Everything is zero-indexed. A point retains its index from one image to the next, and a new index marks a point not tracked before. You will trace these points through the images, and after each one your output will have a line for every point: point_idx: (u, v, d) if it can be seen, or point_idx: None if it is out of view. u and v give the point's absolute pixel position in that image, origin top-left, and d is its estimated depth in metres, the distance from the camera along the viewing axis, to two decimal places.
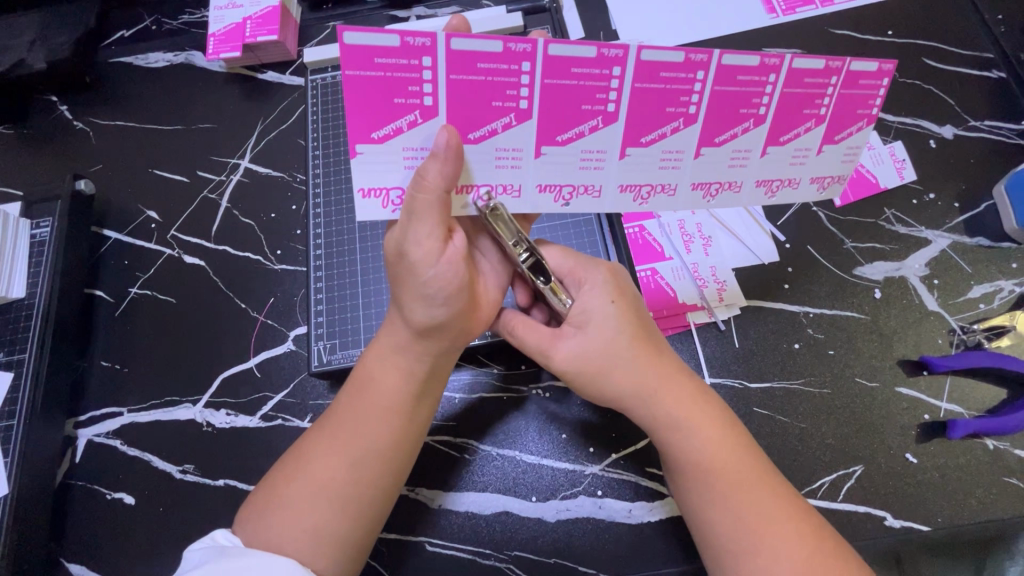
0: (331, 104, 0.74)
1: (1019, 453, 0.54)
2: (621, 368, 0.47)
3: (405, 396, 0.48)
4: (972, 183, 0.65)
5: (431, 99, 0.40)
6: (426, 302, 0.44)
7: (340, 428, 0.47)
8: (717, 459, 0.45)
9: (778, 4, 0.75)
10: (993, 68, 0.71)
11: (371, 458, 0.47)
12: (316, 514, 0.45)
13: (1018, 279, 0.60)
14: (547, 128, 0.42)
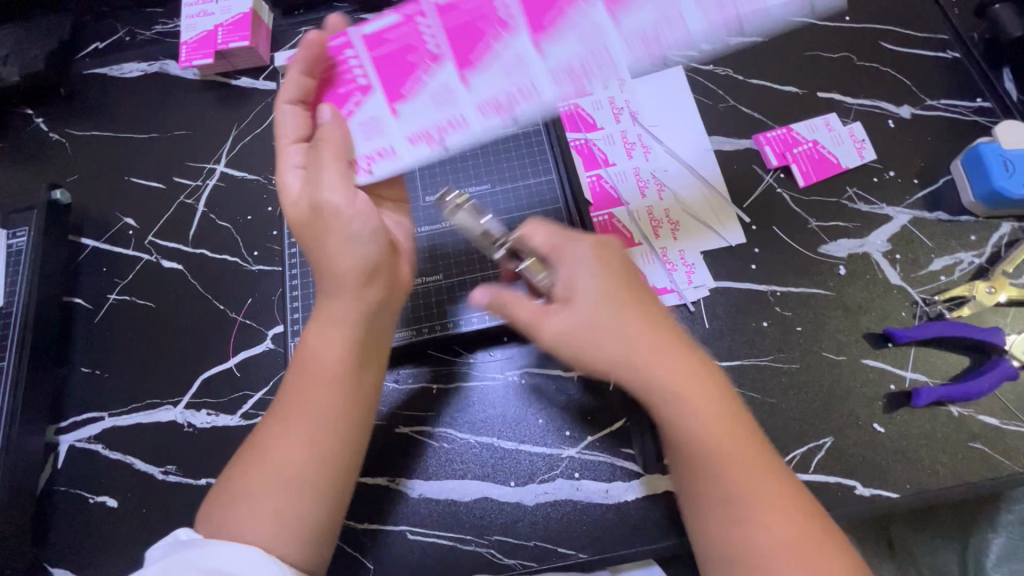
0: None
1: (984, 419, 0.56)
2: (600, 331, 0.46)
3: (346, 369, 0.49)
4: (931, 161, 0.66)
5: (436, 49, 0.48)
6: (350, 257, 0.47)
7: (292, 410, 0.48)
8: (699, 421, 0.45)
9: None
10: (948, 49, 0.72)
11: (320, 437, 0.47)
12: (276, 500, 0.46)
13: (977, 251, 0.62)
14: (393, 90, 0.49)
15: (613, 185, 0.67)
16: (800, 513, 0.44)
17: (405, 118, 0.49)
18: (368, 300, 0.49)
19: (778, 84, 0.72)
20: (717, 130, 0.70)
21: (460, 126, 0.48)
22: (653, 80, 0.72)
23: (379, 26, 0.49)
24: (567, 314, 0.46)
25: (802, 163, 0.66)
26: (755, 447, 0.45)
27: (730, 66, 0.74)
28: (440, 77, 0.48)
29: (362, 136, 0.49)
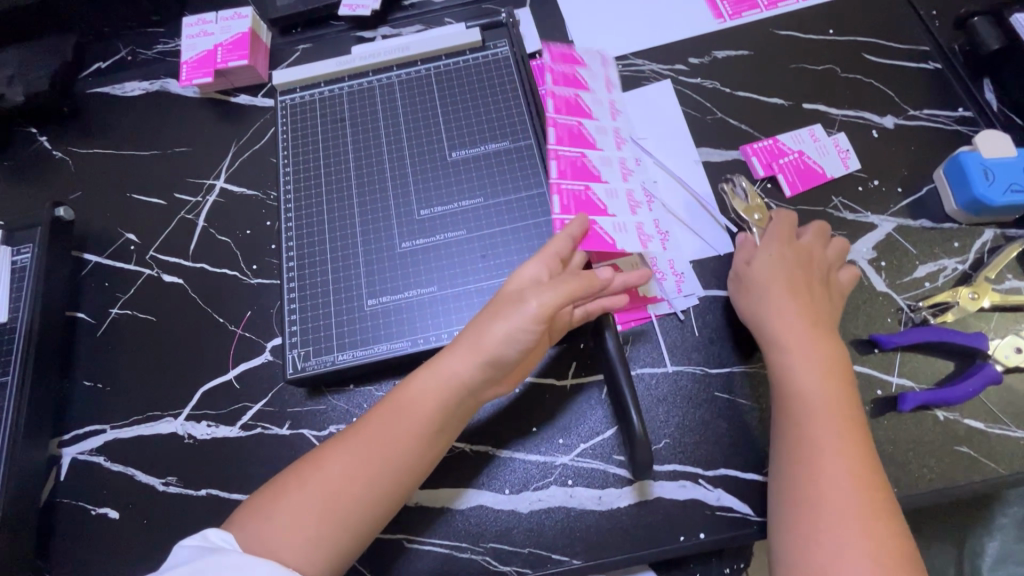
0: (303, 122, 0.73)
1: (969, 423, 0.57)
2: (788, 320, 0.55)
3: (434, 419, 0.52)
4: (914, 170, 0.68)
5: (582, 186, 0.61)
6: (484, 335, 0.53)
7: (367, 445, 0.51)
8: (811, 407, 0.51)
9: (725, 9, 0.79)
10: (930, 60, 0.74)
11: (386, 481, 0.51)
12: (323, 523, 0.48)
13: (960, 257, 0.63)
14: (578, 173, 0.62)
15: None
16: (889, 523, 0.46)
17: (620, 209, 0.61)
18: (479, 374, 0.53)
19: (764, 96, 0.74)
20: (705, 142, 0.72)
21: (645, 234, 0.61)
22: (640, 96, 0.75)
23: (552, 115, 0.64)
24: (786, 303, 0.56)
25: (788, 173, 0.68)
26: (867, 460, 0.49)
27: (717, 80, 0.75)
28: (604, 162, 0.64)
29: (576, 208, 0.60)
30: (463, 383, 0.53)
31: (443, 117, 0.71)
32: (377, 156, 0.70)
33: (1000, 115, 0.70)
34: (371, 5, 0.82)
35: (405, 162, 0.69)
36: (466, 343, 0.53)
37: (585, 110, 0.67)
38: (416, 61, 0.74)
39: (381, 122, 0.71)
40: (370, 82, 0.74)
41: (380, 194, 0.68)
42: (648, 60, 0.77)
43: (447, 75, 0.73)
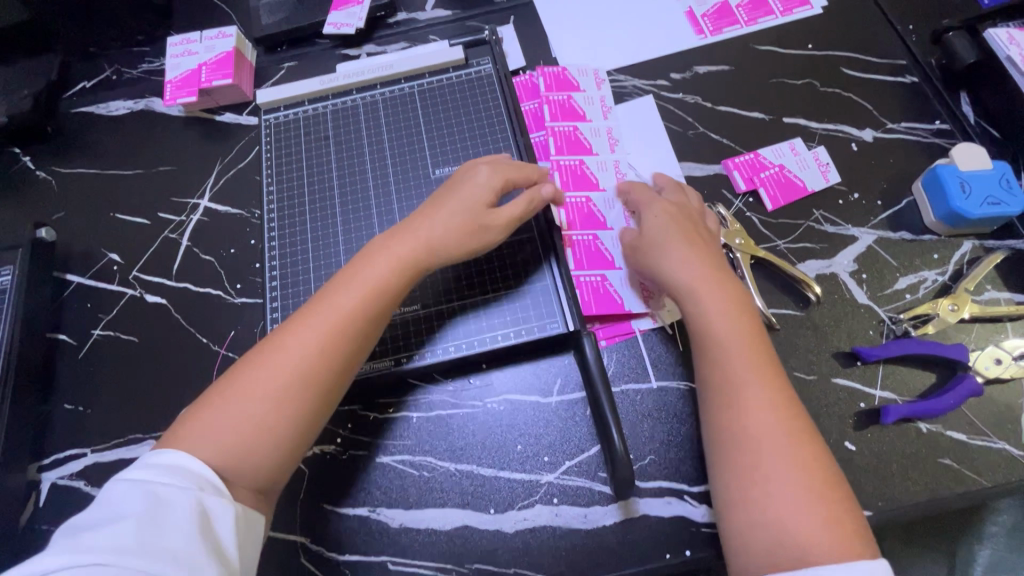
0: (286, 141, 0.73)
1: (952, 434, 0.57)
2: (689, 263, 0.57)
3: (378, 309, 0.53)
4: (894, 182, 0.69)
5: (592, 240, 0.67)
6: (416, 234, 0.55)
7: (295, 344, 0.49)
8: (721, 346, 0.52)
9: (705, 25, 0.80)
10: (907, 73, 0.75)
11: (328, 373, 0.49)
12: (256, 414, 0.47)
13: (940, 268, 0.64)
14: (584, 222, 0.68)
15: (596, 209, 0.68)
16: (812, 442, 0.47)
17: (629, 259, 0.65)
18: (409, 262, 0.54)
19: (745, 111, 0.75)
20: (687, 157, 0.72)
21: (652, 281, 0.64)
22: (623, 111, 0.75)
23: (556, 157, 0.71)
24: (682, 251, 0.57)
25: (769, 187, 0.69)
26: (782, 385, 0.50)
27: (698, 94, 0.76)
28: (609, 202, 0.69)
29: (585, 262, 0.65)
30: (398, 270, 0.54)
31: (427, 134, 0.71)
32: (360, 174, 0.70)
33: (976, 127, 0.71)
34: (355, 23, 0.83)
35: (389, 180, 0.69)
36: (417, 231, 0.56)
37: (586, 146, 0.72)
38: (399, 79, 0.75)
39: (364, 139, 0.71)
40: (354, 100, 0.74)
41: (364, 211, 0.68)
42: (631, 75, 0.78)
43: (430, 93, 0.73)
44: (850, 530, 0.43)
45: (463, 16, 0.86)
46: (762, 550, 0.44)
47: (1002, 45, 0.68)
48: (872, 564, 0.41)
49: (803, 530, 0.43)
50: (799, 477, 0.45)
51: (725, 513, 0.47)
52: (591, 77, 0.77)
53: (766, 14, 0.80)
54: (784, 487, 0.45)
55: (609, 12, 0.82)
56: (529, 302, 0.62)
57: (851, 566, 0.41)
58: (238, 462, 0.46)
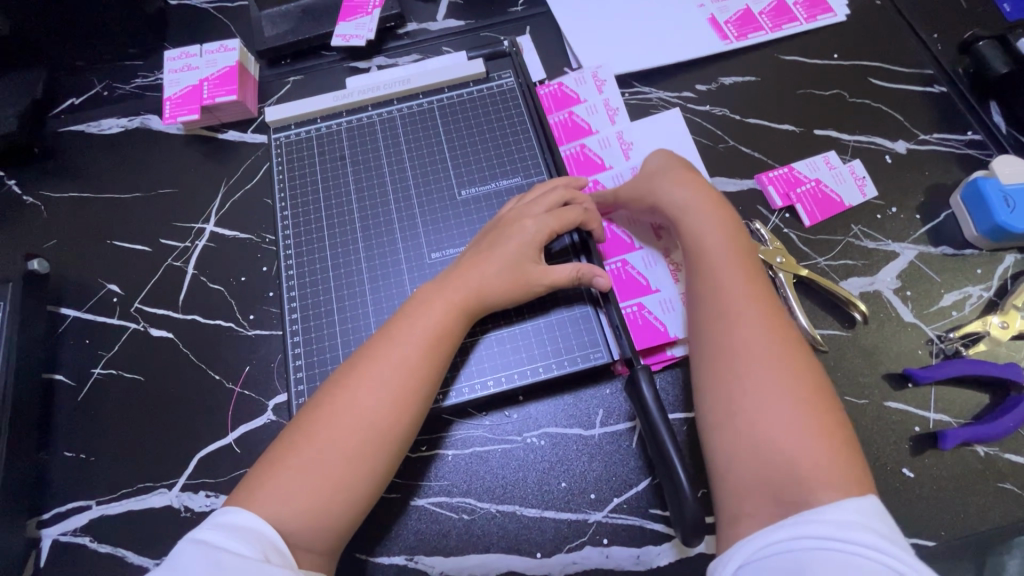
0: (299, 161, 0.69)
1: (1010, 457, 0.55)
2: (684, 191, 0.58)
3: (435, 352, 0.51)
4: (931, 195, 0.67)
5: (622, 267, 0.64)
6: (472, 276, 0.54)
7: (360, 394, 0.48)
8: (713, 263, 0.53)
9: (731, 31, 0.77)
10: (934, 83, 0.74)
11: (400, 424, 0.48)
12: (322, 470, 0.46)
13: (984, 284, 0.62)
14: (611, 249, 0.65)
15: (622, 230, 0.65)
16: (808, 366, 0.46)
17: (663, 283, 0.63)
18: (471, 304, 0.54)
19: (775, 123, 0.73)
20: (719, 172, 0.70)
21: None
22: (652, 124, 0.73)
23: None
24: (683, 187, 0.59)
25: (806, 202, 0.67)
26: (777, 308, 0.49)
27: (726, 107, 0.74)
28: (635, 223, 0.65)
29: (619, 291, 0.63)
30: (459, 316, 0.53)
31: (449, 151, 0.67)
32: (381, 195, 0.66)
33: (1008, 137, 0.70)
34: (366, 35, 0.79)
35: (412, 201, 0.65)
36: (466, 272, 0.55)
37: (599, 166, 0.70)
38: (417, 94, 0.71)
39: (383, 158, 0.68)
40: (370, 116, 0.70)
41: (386, 235, 0.64)
42: (656, 88, 0.76)
43: (451, 108, 0.70)
44: (843, 461, 0.41)
45: (477, 26, 0.82)
46: (743, 468, 0.43)
47: None
48: (861, 501, 0.38)
49: (786, 442, 0.42)
50: (789, 397, 0.43)
51: (707, 419, 0.47)
52: (591, 82, 0.75)
53: (790, 21, 0.78)
54: (766, 400, 0.44)
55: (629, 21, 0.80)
56: (569, 331, 0.58)
57: (835, 505, 0.37)
58: (313, 525, 0.44)
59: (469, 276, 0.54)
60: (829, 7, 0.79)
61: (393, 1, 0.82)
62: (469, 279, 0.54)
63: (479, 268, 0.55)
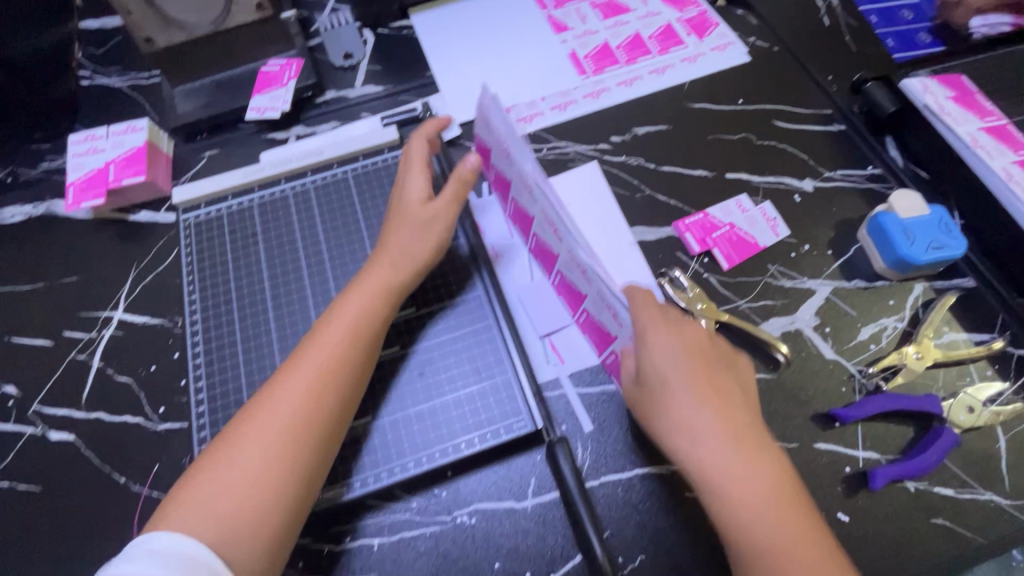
0: (209, 241, 0.67)
1: (940, 491, 0.55)
2: (669, 358, 0.50)
3: (355, 338, 0.53)
4: (840, 231, 0.69)
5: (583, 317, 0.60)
6: (389, 267, 0.57)
7: (286, 392, 0.50)
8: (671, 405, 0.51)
9: (620, 56, 0.84)
10: (834, 121, 0.78)
11: (327, 417, 0.50)
12: (253, 482, 0.47)
13: (897, 315, 0.64)
14: (572, 300, 0.61)
15: (569, 282, 0.59)
16: (827, 550, 0.45)
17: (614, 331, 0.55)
18: (390, 287, 0.56)
19: (688, 169, 0.75)
20: (638, 221, 0.71)
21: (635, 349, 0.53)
22: (567, 180, 0.74)
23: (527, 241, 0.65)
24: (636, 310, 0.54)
25: (722, 246, 0.68)
26: (784, 480, 0.48)
27: (641, 156, 0.76)
28: (569, 271, 0.57)
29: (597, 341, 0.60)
30: (379, 298, 0.56)
31: (365, 221, 0.67)
32: (293, 271, 0.64)
33: (906, 170, 0.73)
34: (281, 106, 0.79)
35: (327, 275, 0.64)
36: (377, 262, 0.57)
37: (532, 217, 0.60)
38: (331, 165, 0.70)
39: (297, 233, 0.66)
40: (283, 190, 0.69)
41: (299, 313, 0.62)
42: (572, 142, 0.77)
43: (365, 177, 0.69)
44: None
45: (396, 90, 0.83)
46: None
47: (918, 93, 0.70)
48: None
49: None
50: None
51: None
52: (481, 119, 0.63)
53: (677, 43, 0.84)
54: None
55: (541, 80, 0.82)
56: (491, 401, 0.57)
57: None
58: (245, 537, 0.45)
59: (388, 267, 0.57)
60: (729, 56, 0.83)
61: (310, 71, 0.82)
62: (390, 265, 0.57)
63: (399, 249, 0.58)
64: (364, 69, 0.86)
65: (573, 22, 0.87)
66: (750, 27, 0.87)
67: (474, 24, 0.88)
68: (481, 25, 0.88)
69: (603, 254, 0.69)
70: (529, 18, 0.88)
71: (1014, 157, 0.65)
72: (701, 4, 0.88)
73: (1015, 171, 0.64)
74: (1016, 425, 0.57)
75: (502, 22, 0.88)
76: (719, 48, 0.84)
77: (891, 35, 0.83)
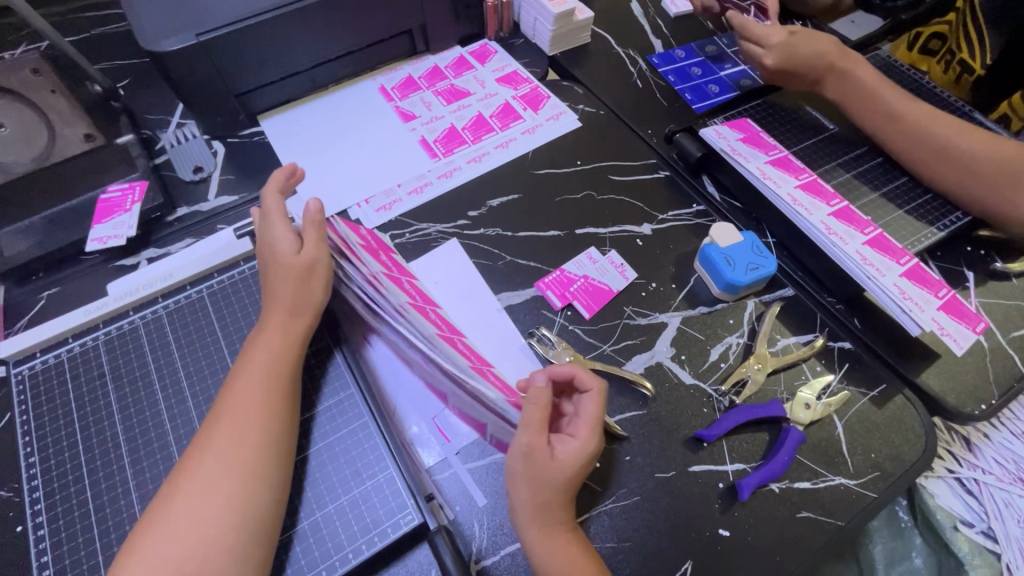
0: (48, 394, 0.62)
1: (799, 486, 0.61)
2: (577, 451, 0.53)
3: (267, 386, 0.56)
4: (679, 264, 0.78)
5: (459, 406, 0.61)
6: (291, 318, 0.60)
7: (209, 457, 0.52)
8: (568, 492, 0.53)
9: (467, 135, 0.90)
10: (659, 169, 0.88)
11: (262, 459, 0.52)
12: (195, 537, 0.48)
13: (738, 331, 0.71)
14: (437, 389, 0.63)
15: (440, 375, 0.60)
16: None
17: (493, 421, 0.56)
18: (296, 333, 0.60)
19: (542, 231, 0.81)
20: (503, 287, 0.75)
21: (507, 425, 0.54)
22: (432, 259, 0.77)
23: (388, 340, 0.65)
24: (588, 407, 0.56)
25: (581, 297, 0.73)
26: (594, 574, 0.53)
27: (497, 226, 0.81)
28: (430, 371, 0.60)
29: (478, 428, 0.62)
30: (288, 345, 0.59)
31: (225, 340, 0.65)
32: (150, 408, 0.61)
33: (724, 203, 0.84)
34: (125, 233, 0.76)
35: (188, 406, 0.61)
36: (271, 325, 0.60)
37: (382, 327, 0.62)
38: (184, 286, 0.69)
39: (151, 365, 0.64)
40: (131, 322, 0.66)
41: (159, 452, 0.58)
42: (433, 222, 0.81)
43: (222, 293, 0.68)
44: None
45: (251, 197, 0.84)
46: None
47: (715, 140, 0.82)
48: None
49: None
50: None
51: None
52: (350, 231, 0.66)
53: (516, 118, 0.93)
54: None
55: (395, 168, 0.86)
56: (375, 500, 0.55)
57: None
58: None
59: (289, 321, 0.60)
60: (563, 124, 0.93)
61: (156, 191, 0.81)
62: (290, 316, 0.60)
63: (293, 304, 0.60)
64: (216, 181, 0.86)
65: (419, 110, 0.94)
66: (577, 96, 0.98)
67: (325, 124, 0.91)
68: (331, 124, 0.91)
69: (473, 325, 0.71)
70: (376, 113, 0.93)
71: (900, 268, 0.69)
72: (532, 81, 0.98)
73: (797, 194, 0.76)
74: (847, 411, 0.66)
75: (351, 119, 0.92)
76: (553, 117, 0.94)
77: (688, 89, 0.98)
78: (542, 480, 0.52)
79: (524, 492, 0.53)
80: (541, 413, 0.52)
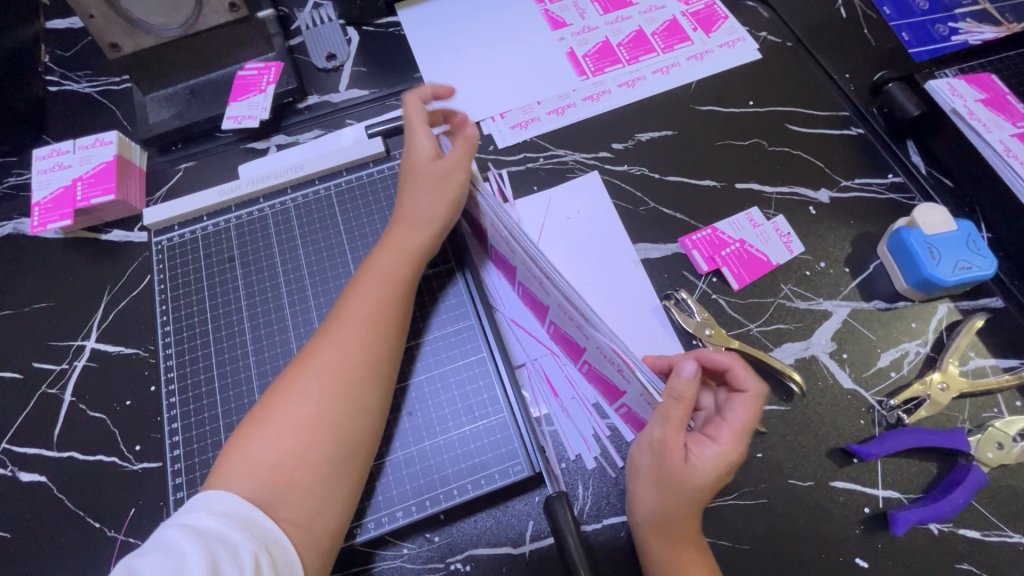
0: (183, 268, 0.63)
1: (965, 533, 0.51)
2: (711, 460, 0.45)
3: (385, 309, 0.53)
4: (859, 245, 0.65)
5: (585, 369, 0.56)
6: (415, 236, 0.55)
7: (322, 368, 0.49)
8: (701, 501, 0.46)
9: (622, 54, 0.78)
10: (851, 125, 0.72)
11: (371, 382, 0.50)
12: (303, 447, 0.46)
13: (920, 339, 0.59)
14: (538, 312, 0.58)
15: (564, 331, 0.54)
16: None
17: (623, 386, 0.50)
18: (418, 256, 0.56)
19: (696, 179, 0.70)
20: (641, 237, 0.66)
21: (633, 384, 0.47)
22: (567, 192, 0.69)
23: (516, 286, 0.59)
24: (737, 411, 0.46)
25: (732, 264, 0.63)
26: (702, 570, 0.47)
27: (643, 165, 0.71)
28: (562, 322, 0.52)
29: (603, 392, 0.56)
30: (409, 267, 0.55)
31: (348, 245, 0.63)
32: (274, 301, 0.61)
33: (930, 178, 0.68)
34: (259, 115, 0.74)
35: (309, 305, 0.60)
36: (395, 245, 0.56)
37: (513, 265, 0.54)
38: (312, 181, 0.66)
39: (275, 257, 0.63)
40: (261, 209, 0.65)
41: (280, 346, 0.58)
42: (571, 149, 0.72)
43: (349, 194, 0.65)
44: None
45: (383, 94, 0.78)
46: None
47: (946, 97, 0.65)
48: None
49: None
50: None
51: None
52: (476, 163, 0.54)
53: (682, 40, 0.79)
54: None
55: (537, 82, 0.77)
56: (484, 442, 0.53)
57: None
58: (298, 493, 0.45)
59: (411, 238, 0.56)
60: (738, 53, 0.78)
61: (290, 75, 0.77)
62: (413, 230, 0.56)
63: (418, 218, 0.55)
64: (347, 71, 0.80)
65: (571, 16, 0.81)
66: (762, 20, 0.81)
67: (465, 22, 0.82)
68: (470, 22, 0.82)
69: (604, 273, 0.64)
70: (521, 15, 0.82)
71: None
72: None
73: None
74: None
75: (495, 18, 0.82)
76: (728, 43, 0.78)
77: (906, 27, 0.78)
78: (671, 485, 0.45)
79: (648, 493, 0.47)
80: (678, 411, 0.43)
